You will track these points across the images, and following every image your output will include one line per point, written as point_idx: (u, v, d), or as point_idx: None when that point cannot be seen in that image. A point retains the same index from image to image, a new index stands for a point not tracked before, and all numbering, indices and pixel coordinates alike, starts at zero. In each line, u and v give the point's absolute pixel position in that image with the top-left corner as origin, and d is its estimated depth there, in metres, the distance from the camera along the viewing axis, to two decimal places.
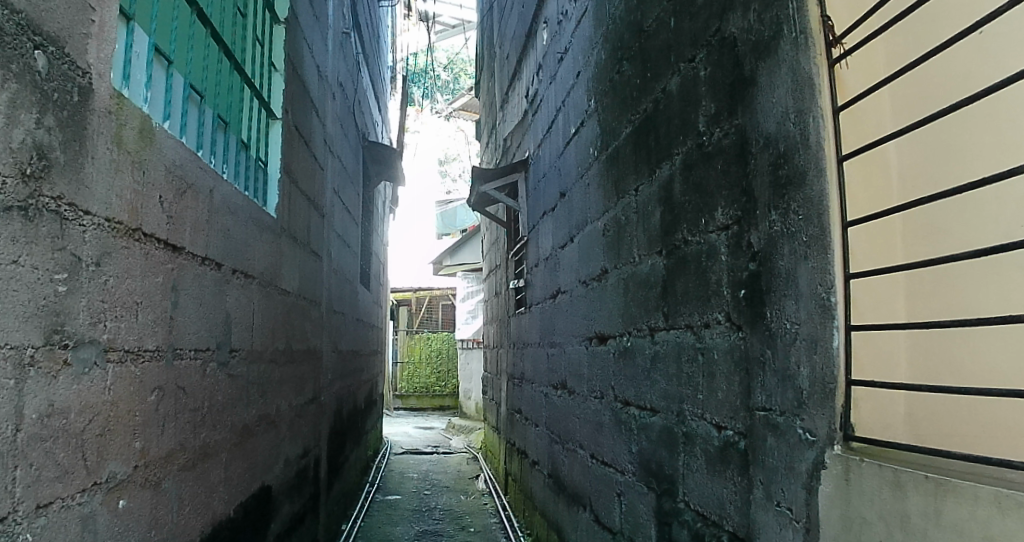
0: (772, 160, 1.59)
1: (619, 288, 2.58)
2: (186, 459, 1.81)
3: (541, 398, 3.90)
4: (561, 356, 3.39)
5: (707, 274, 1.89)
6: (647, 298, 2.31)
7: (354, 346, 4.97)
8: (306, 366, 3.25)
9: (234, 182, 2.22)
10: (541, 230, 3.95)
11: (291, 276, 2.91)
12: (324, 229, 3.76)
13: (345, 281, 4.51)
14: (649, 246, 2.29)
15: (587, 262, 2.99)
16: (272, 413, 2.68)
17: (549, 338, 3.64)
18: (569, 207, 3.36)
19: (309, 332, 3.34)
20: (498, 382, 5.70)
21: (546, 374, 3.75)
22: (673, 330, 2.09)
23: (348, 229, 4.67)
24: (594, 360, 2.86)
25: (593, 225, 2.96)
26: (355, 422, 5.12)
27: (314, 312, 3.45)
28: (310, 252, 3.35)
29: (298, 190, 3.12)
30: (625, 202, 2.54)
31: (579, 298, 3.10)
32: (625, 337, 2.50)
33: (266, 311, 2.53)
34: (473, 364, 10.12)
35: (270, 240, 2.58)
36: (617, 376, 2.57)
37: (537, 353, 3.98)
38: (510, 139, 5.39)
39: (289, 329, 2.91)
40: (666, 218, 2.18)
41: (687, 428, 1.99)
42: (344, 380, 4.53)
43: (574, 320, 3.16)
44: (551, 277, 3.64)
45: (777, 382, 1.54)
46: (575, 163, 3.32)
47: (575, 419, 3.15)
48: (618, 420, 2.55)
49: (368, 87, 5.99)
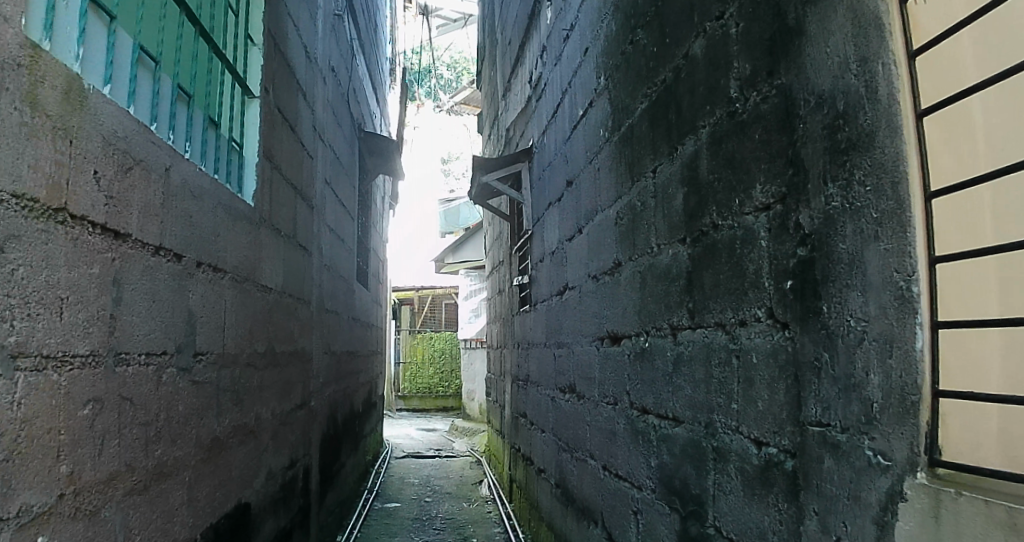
0: (826, 122, 1.33)
1: (634, 282, 2.31)
2: (134, 482, 1.54)
3: (548, 402, 3.63)
4: (569, 358, 3.13)
5: (742, 264, 1.63)
6: (667, 293, 2.04)
7: (351, 347, 4.72)
8: (294, 370, 3.00)
9: (199, 163, 1.96)
10: (547, 223, 3.68)
11: (274, 271, 2.65)
12: (315, 222, 3.50)
13: (340, 278, 4.26)
14: (670, 234, 2.03)
15: (597, 255, 2.73)
16: (252, 423, 2.43)
17: (556, 338, 3.37)
18: (577, 196, 3.09)
19: (298, 333, 3.08)
20: (502, 384, 5.42)
21: (552, 377, 3.49)
22: (700, 330, 1.82)
23: (342, 224, 4.41)
24: (606, 362, 2.59)
25: (603, 213, 2.69)
26: (353, 426, 4.87)
27: (302, 312, 3.19)
28: (298, 246, 3.10)
29: (284, 178, 2.86)
30: (641, 186, 2.28)
31: (588, 294, 2.84)
32: (642, 337, 2.23)
33: (243, 310, 2.27)
34: (477, 364, 9.85)
35: (249, 230, 2.33)
36: (633, 381, 2.30)
37: (543, 353, 3.71)
38: (512, 129, 5.11)
39: (273, 329, 2.66)
40: (690, 201, 1.91)
41: (719, 442, 1.72)
42: (340, 383, 4.28)
43: (583, 318, 2.90)
44: (558, 272, 3.38)
45: (837, 392, 1.27)
46: (582, 148, 3.05)
47: (585, 426, 2.88)
48: (634, 430, 2.28)
49: (364, 76, 5.73)
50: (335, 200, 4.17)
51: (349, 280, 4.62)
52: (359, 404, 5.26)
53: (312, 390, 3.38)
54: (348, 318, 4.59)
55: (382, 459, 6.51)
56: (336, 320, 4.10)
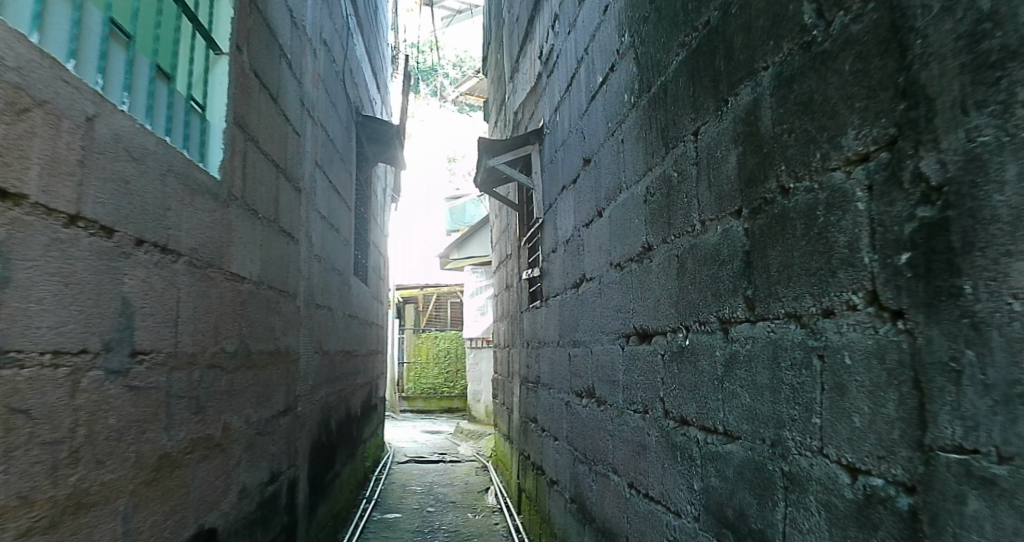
0: (963, 27, 0.95)
1: (669, 269, 1.93)
2: (36, 520, 1.14)
3: (561, 407, 3.25)
4: (587, 358, 2.76)
5: (828, 238, 1.26)
6: (714, 279, 1.67)
7: (348, 346, 4.37)
8: (278, 372, 2.64)
9: (141, 119, 1.60)
10: (560, 208, 3.31)
11: (252, 259, 2.29)
12: (305, 209, 3.13)
13: (335, 272, 3.90)
14: (720, 207, 1.65)
15: (622, 240, 2.35)
16: (225, 435, 2.07)
17: (572, 336, 3.00)
18: (596, 175, 2.71)
19: (284, 330, 2.73)
20: (510, 386, 5.05)
21: (567, 379, 3.11)
22: (764, 323, 1.46)
23: (336, 213, 4.05)
24: (632, 363, 2.22)
25: (628, 191, 2.31)
26: (351, 432, 4.52)
27: (290, 307, 2.84)
28: (284, 232, 2.74)
29: (263, 154, 2.49)
30: (678, 153, 1.90)
31: (610, 286, 2.46)
32: (680, 334, 1.86)
33: (206, 303, 1.90)
34: (483, 364, 9.50)
35: (215, 207, 1.97)
36: (668, 385, 1.93)
37: (557, 353, 3.33)
38: (520, 112, 4.73)
39: (253, 325, 2.30)
40: (750, 163, 1.53)
41: (795, 465, 1.35)
42: (336, 385, 3.93)
43: (604, 313, 2.52)
44: (574, 264, 3.00)
45: (991, 407, 0.90)
46: (601, 119, 2.66)
47: (606, 436, 2.51)
48: (671, 444, 1.91)
49: (362, 59, 5.38)
50: (331, 186, 3.82)
51: (345, 274, 4.25)
52: (358, 408, 4.91)
53: (300, 394, 3.02)
54: (345, 315, 4.23)
55: (384, 465, 6.16)
56: (331, 317, 3.75)
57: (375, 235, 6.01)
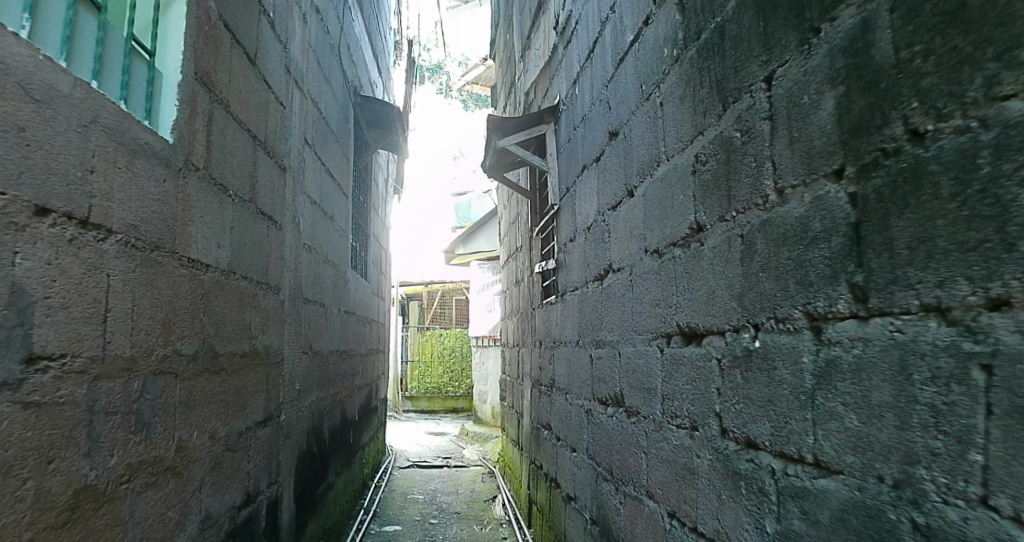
0: None
1: (729, 253, 1.55)
2: None
3: (580, 416, 2.85)
4: (613, 362, 2.37)
5: (999, 195, 0.86)
6: (799, 263, 1.29)
7: (345, 346, 3.98)
8: (257, 378, 2.27)
9: (50, 55, 1.23)
10: (580, 192, 2.91)
11: (220, 244, 1.91)
12: (295, 193, 2.75)
13: (331, 265, 3.52)
14: (812, 168, 1.26)
15: (661, 221, 1.96)
16: (181, 455, 1.69)
17: (594, 336, 2.61)
18: (626, 149, 2.31)
19: (265, 328, 2.35)
20: (519, 388, 4.66)
21: (588, 384, 2.71)
22: (883, 320, 1.07)
23: (335, 200, 3.66)
24: (676, 369, 1.83)
25: (669, 162, 1.92)
26: (347, 439, 4.13)
27: (273, 301, 2.46)
28: (266, 215, 2.36)
29: (241, 123, 2.11)
30: (743, 107, 1.50)
31: (645, 277, 2.07)
32: (746, 333, 1.47)
33: (152, 294, 1.52)
34: (489, 364, 9.18)
35: (166, 176, 1.59)
36: (727, 397, 1.55)
37: (575, 355, 2.93)
38: (532, 92, 4.33)
39: (221, 322, 1.92)
40: (859, 106, 1.14)
41: (936, 518, 0.96)
42: (331, 389, 3.56)
43: (636, 309, 2.13)
44: (598, 253, 2.60)
45: None
46: (633, 83, 2.26)
47: (638, 452, 2.12)
48: (732, 471, 1.52)
49: (363, 37, 4.99)
50: (327, 170, 3.44)
51: (343, 267, 3.88)
52: (356, 412, 4.53)
53: (285, 401, 2.64)
54: (341, 312, 3.86)
55: (384, 471, 5.77)
56: (326, 315, 3.37)
57: (377, 228, 5.62)
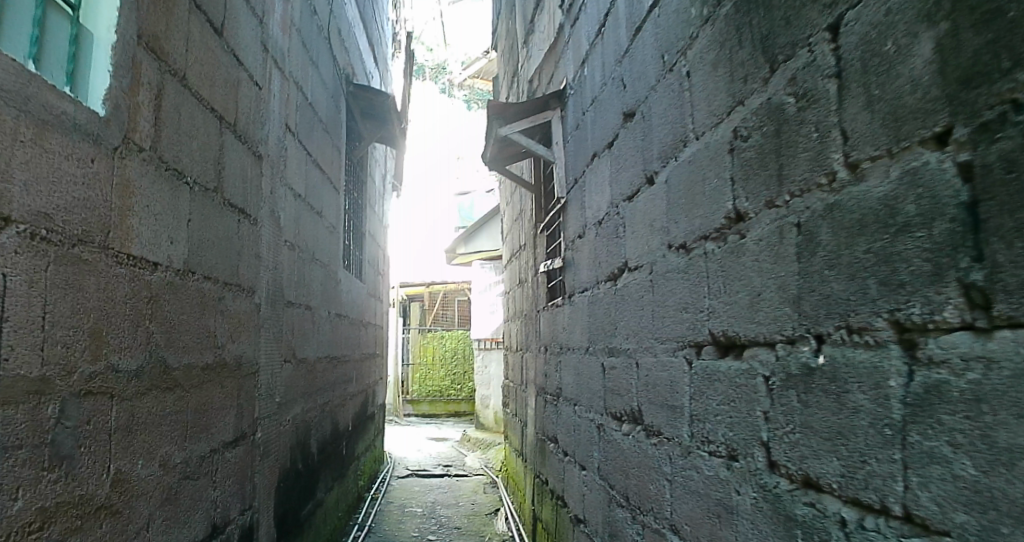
0: None
1: (782, 248, 1.28)
2: None
3: (589, 430, 2.55)
4: (629, 373, 2.07)
5: None
6: (882, 258, 1.02)
7: (337, 352, 3.70)
8: (230, 393, 1.97)
9: None
10: (590, 183, 2.63)
11: (173, 239, 1.61)
12: (276, 184, 2.47)
13: (322, 265, 3.24)
14: (901, 132, 0.99)
15: (689, 212, 1.69)
16: (122, 491, 1.38)
17: (606, 342, 2.31)
18: (645, 130, 2.02)
19: (241, 335, 2.07)
20: (523, 396, 4.37)
21: (598, 396, 2.41)
22: (1014, 334, 0.79)
23: (325, 193, 3.39)
24: (708, 386, 1.55)
25: (699, 141, 1.64)
26: (339, 450, 3.86)
27: (253, 303, 2.19)
28: (240, 207, 2.09)
29: (202, 99, 1.82)
30: (800, 64, 1.25)
31: (668, 276, 1.79)
32: (805, 346, 1.21)
33: (75, 299, 1.21)
34: (492, 367, 8.88)
35: (96, 156, 1.30)
36: (775, 424, 1.29)
37: (584, 362, 2.63)
38: (536, 79, 4.04)
39: (178, 331, 1.63)
40: (975, 45, 0.86)
41: None
42: (322, 399, 3.27)
43: (657, 314, 1.85)
44: (611, 250, 2.32)
45: None
46: (652, 54, 1.98)
47: (659, 479, 1.83)
48: (786, 514, 1.25)
49: (359, 24, 4.72)
50: (315, 162, 3.16)
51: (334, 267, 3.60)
52: (350, 421, 4.25)
53: (268, 416, 2.38)
54: (333, 315, 3.58)
55: (382, 481, 5.49)
56: (315, 319, 3.09)
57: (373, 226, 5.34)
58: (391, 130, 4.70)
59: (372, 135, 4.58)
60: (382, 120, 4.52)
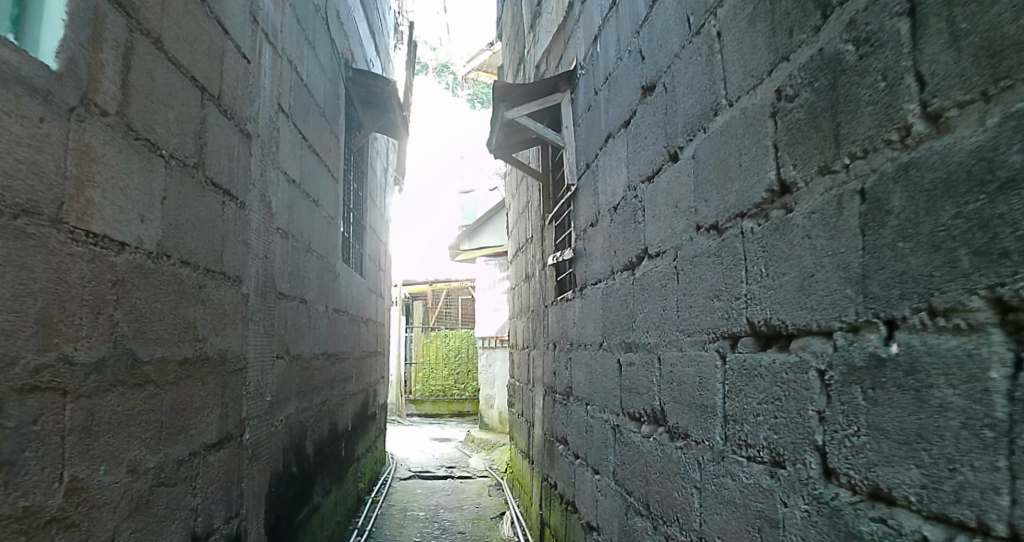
0: None
1: (841, 222, 1.11)
2: None
3: (603, 432, 2.35)
4: (649, 370, 1.88)
5: None
6: (978, 223, 0.84)
7: (335, 349, 3.52)
8: (212, 390, 1.80)
9: None
10: (603, 166, 2.45)
11: (144, 216, 1.43)
12: (267, 167, 2.30)
13: (319, 257, 3.06)
14: (1002, 69, 0.81)
15: (720, 188, 1.51)
16: (79, 500, 1.20)
17: (622, 337, 2.12)
18: (668, 103, 1.84)
19: (227, 328, 1.89)
20: (529, 395, 4.18)
21: (614, 394, 2.22)
22: None
23: (323, 181, 3.22)
24: (746, 383, 1.38)
25: (734, 108, 1.46)
26: (338, 452, 3.68)
27: (242, 293, 2.02)
28: (226, 187, 1.92)
29: (180, 65, 1.64)
30: (862, 5, 1.07)
31: (695, 262, 1.61)
32: (872, 334, 1.04)
33: (18, 277, 1.03)
34: (497, 366, 8.70)
35: (46, 116, 1.12)
36: (832, 427, 1.12)
37: (597, 359, 2.44)
38: (544, 64, 3.86)
39: (151, 320, 1.45)
40: None
41: None
42: (318, 398, 3.09)
43: (683, 303, 1.67)
44: (627, 236, 2.14)
45: None
46: (676, 18, 1.80)
47: (685, 485, 1.65)
48: (849, 530, 1.07)
49: (359, 9, 4.55)
50: (311, 148, 2.98)
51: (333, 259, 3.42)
52: (349, 422, 4.08)
53: (259, 416, 2.21)
54: (331, 310, 3.40)
55: (384, 483, 5.31)
56: (311, 313, 2.91)
57: (375, 219, 5.16)
58: (392, 120, 4.52)
59: (373, 123, 4.41)
60: (383, 108, 4.34)
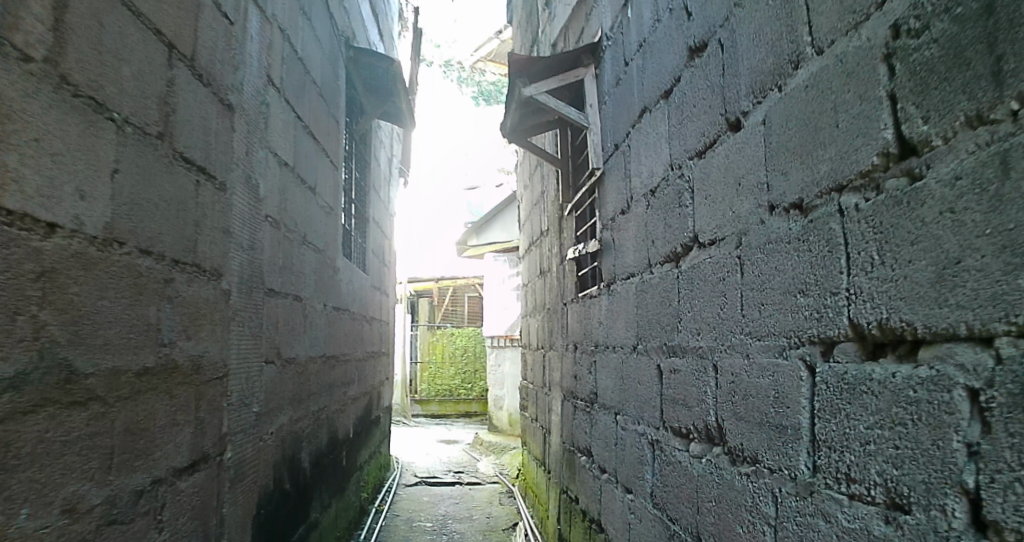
0: None
1: (1000, 188, 0.80)
2: None
3: (637, 446, 2.04)
4: (700, 379, 1.58)
5: None
6: None
7: (334, 351, 3.23)
8: (182, 406, 1.51)
9: None
10: (634, 145, 2.14)
11: (85, 192, 1.14)
12: (254, 146, 2.00)
13: (315, 251, 2.76)
14: None
15: (806, 156, 1.21)
16: None
17: (662, 339, 1.81)
18: (726, 62, 1.53)
19: (199, 331, 1.60)
20: (544, 400, 3.88)
21: (650, 405, 1.92)
22: None
23: (321, 167, 2.92)
24: (849, 402, 1.07)
25: (828, 55, 1.16)
26: (338, 462, 3.39)
27: (221, 289, 1.73)
28: (201, 165, 1.63)
29: (139, 13, 1.35)
30: None
31: (768, 250, 1.30)
32: None
33: None
34: (506, 366, 8.41)
35: None
36: (991, 466, 0.80)
37: (629, 363, 2.13)
38: (561, 42, 3.54)
39: (94, 320, 1.15)
40: None
41: None
42: (315, 405, 2.80)
43: (749, 300, 1.36)
44: (666, 223, 1.83)
45: None
46: None
47: (754, 521, 1.34)
48: None
49: None
50: (309, 131, 2.68)
51: (332, 253, 3.13)
52: (350, 428, 3.78)
53: (244, 430, 1.91)
54: (331, 309, 3.10)
55: (388, 489, 5.01)
56: (306, 313, 2.61)
57: (378, 212, 4.86)
58: (397, 106, 4.21)
59: (375, 109, 4.10)
60: (387, 93, 4.03)
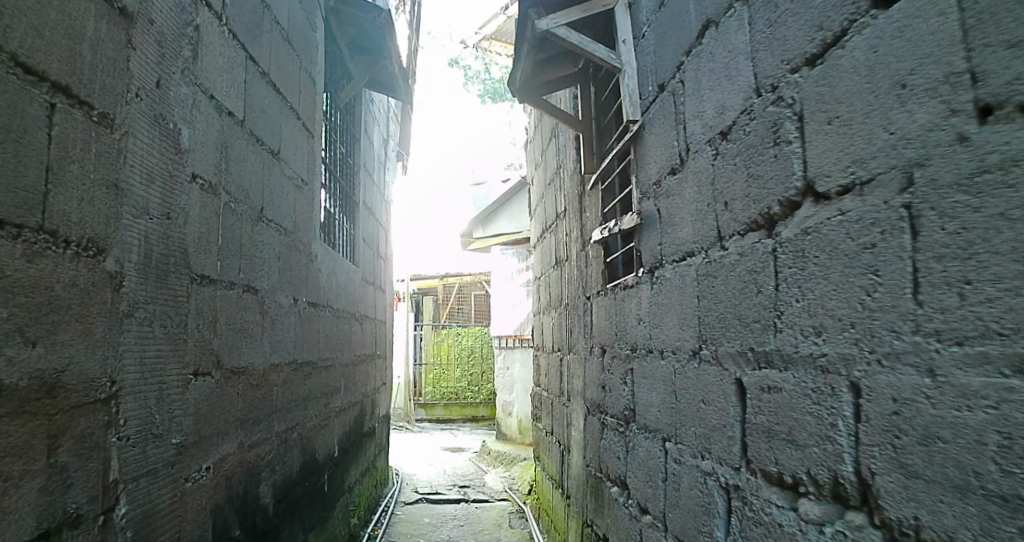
0: None
1: None
2: None
3: (699, 489, 1.49)
4: (821, 404, 1.03)
5: None
6: None
7: (312, 355, 2.69)
8: (18, 451, 0.96)
9: None
10: (690, 75, 1.58)
11: None
12: (171, 77, 1.46)
13: (278, 232, 2.21)
14: None
15: None
16: None
17: (746, 343, 1.26)
18: None
19: (53, 335, 1.04)
20: (562, 411, 3.34)
21: (723, 435, 1.37)
22: None
23: (290, 129, 2.38)
24: None
25: None
26: (318, 487, 2.86)
27: (101, 271, 1.18)
28: (63, 84, 1.07)
29: None
30: None
31: (982, 188, 0.74)
32: None
33: None
34: (516, 369, 7.86)
35: None
36: None
37: (686, 374, 1.58)
38: None
39: None
40: None
41: None
42: (282, 425, 2.26)
43: (933, 277, 0.81)
44: (750, 175, 1.28)
45: None
46: None
47: None
48: None
49: None
50: (268, 81, 2.14)
51: (306, 238, 2.58)
52: (337, 445, 3.25)
53: (155, 470, 1.37)
54: (304, 305, 2.56)
55: (384, 509, 4.48)
56: (265, 309, 2.07)
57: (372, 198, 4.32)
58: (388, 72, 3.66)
59: (364, 75, 3.55)
60: (376, 55, 3.48)
